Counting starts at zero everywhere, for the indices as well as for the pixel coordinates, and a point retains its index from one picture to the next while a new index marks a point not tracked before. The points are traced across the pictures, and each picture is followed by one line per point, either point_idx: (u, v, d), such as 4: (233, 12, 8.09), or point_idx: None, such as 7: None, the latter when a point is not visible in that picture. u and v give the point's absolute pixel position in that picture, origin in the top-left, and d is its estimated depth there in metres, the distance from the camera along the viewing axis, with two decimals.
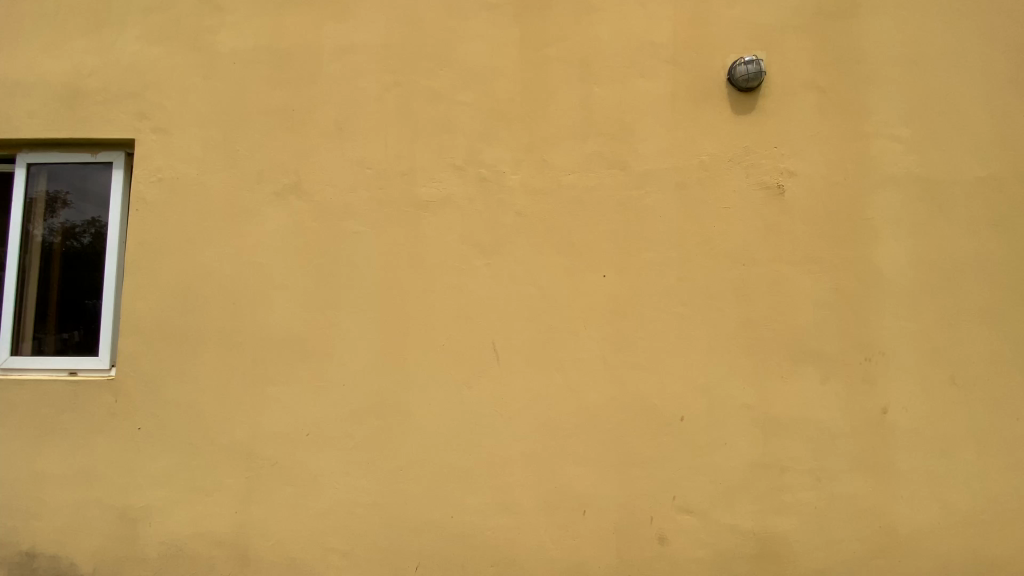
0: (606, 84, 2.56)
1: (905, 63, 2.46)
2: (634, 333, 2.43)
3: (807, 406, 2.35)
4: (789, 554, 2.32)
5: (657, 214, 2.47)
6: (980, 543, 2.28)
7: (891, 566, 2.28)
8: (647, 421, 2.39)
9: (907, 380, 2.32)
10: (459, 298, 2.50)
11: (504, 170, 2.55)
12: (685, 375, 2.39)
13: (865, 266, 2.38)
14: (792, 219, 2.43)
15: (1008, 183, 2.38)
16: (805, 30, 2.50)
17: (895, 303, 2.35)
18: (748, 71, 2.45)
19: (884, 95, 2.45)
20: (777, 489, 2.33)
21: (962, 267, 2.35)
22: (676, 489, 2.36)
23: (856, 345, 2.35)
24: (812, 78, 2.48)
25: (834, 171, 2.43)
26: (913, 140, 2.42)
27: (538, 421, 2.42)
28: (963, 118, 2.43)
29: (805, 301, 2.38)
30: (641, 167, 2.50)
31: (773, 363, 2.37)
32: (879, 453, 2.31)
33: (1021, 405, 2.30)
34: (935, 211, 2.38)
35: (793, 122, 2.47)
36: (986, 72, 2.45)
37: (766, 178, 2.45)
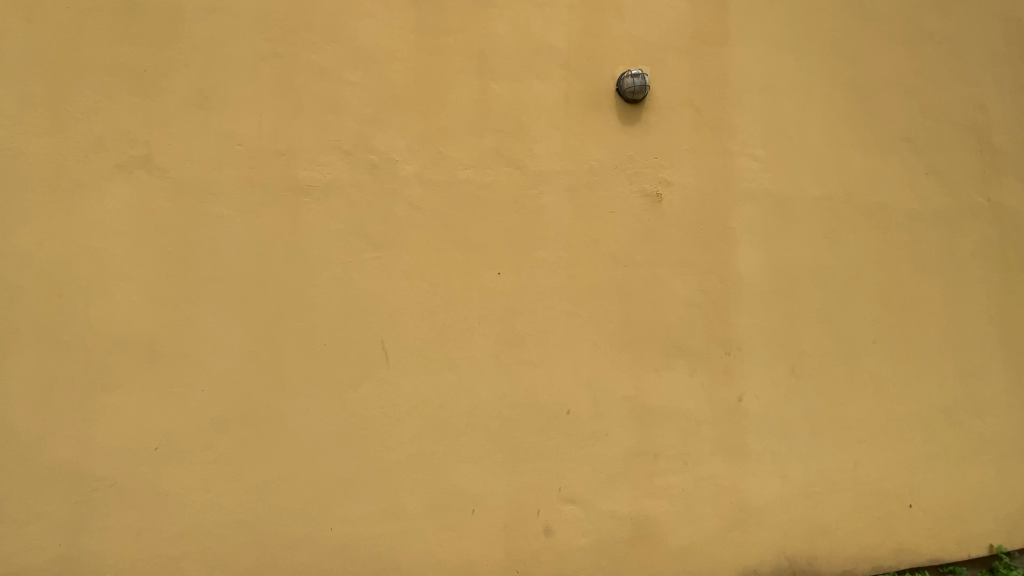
0: (503, 80, 2.54)
1: (763, 91, 2.77)
2: (526, 330, 2.45)
3: (679, 397, 2.55)
4: (661, 535, 2.50)
5: (549, 214, 2.52)
6: (812, 511, 2.63)
7: (743, 536, 2.56)
8: (536, 417, 2.42)
9: (759, 371, 2.63)
10: (344, 293, 2.32)
11: (396, 159, 2.41)
12: (572, 371, 2.47)
13: (728, 270, 2.64)
14: (669, 224, 2.61)
15: (836, 202, 2.79)
16: (684, 51, 2.71)
17: (750, 304, 2.65)
18: (635, 84, 2.59)
19: (746, 118, 2.74)
20: (651, 474, 2.50)
21: (802, 273, 2.71)
22: (562, 481, 2.43)
23: (719, 340, 2.61)
24: (688, 97, 2.70)
25: (705, 183, 2.67)
26: (767, 160, 2.74)
27: (427, 421, 2.34)
28: (807, 144, 2.79)
29: (678, 300, 2.59)
30: (535, 167, 2.53)
31: (650, 358, 2.54)
32: (736, 437, 2.59)
33: (842, 390, 2.71)
34: (783, 223, 2.72)
35: (672, 135, 2.67)
36: (823, 106, 2.84)
37: (648, 186, 2.62)
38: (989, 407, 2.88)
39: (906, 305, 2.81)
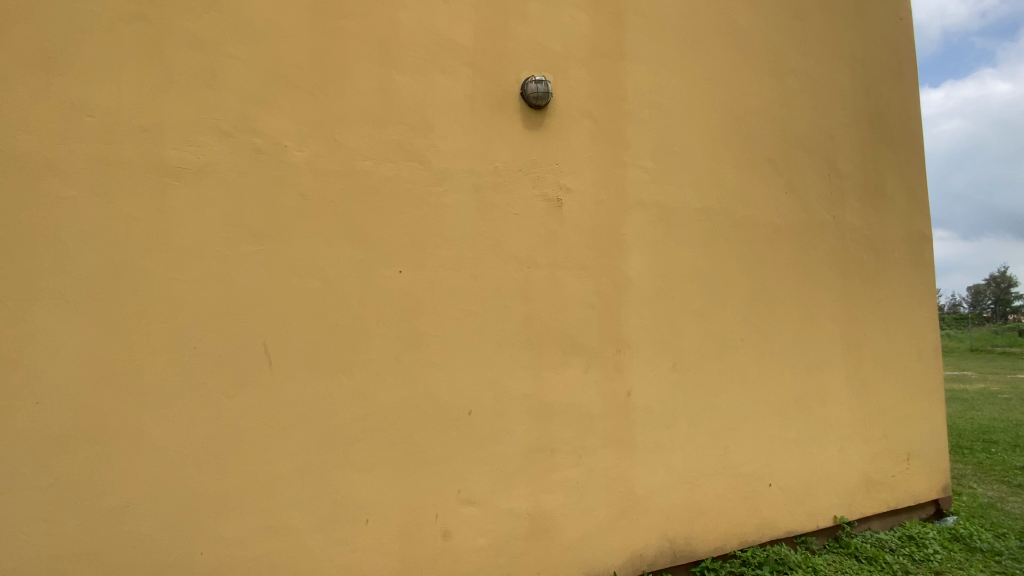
0: (406, 72, 2.46)
1: (655, 107, 2.97)
2: (425, 330, 2.38)
3: (575, 394, 2.64)
4: (557, 529, 2.56)
5: (451, 212, 2.48)
6: (692, 495, 2.86)
7: (633, 524, 2.71)
8: (435, 420, 2.37)
9: (647, 368, 2.81)
10: (220, 289, 2.09)
11: (286, 145, 2.23)
12: (473, 372, 2.45)
13: (621, 273, 2.79)
14: (568, 228, 2.70)
15: (715, 213, 3.06)
16: (586, 63, 2.82)
17: (640, 305, 2.82)
18: (538, 90, 2.64)
19: (640, 131, 2.92)
20: (548, 470, 2.56)
21: (685, 277, 2.95)
22: (460, 483, 2.40)
23: (613, 339, 2.74)
24: (588, 107, 2.81)
25: (602, 190, 2.80)
26: (657, 171, 2.94)
27: (316, 428, 2.18)
28: (691, 159, 3.04)
29: (576, 301, 2.68)
30: (438, 164, 2.47)
31: (549, 357, 2.60)
32: (626, 431, 2.74)
33: (718, 384, 2.98)
34: (670, 231, 2.93)
35: (573, 142, 2.76)
36: (706, 126, 3.11)
37: (549, 190, 2.68)
38: (833, 396, 3.34)
39: (769, 307, 3.17)
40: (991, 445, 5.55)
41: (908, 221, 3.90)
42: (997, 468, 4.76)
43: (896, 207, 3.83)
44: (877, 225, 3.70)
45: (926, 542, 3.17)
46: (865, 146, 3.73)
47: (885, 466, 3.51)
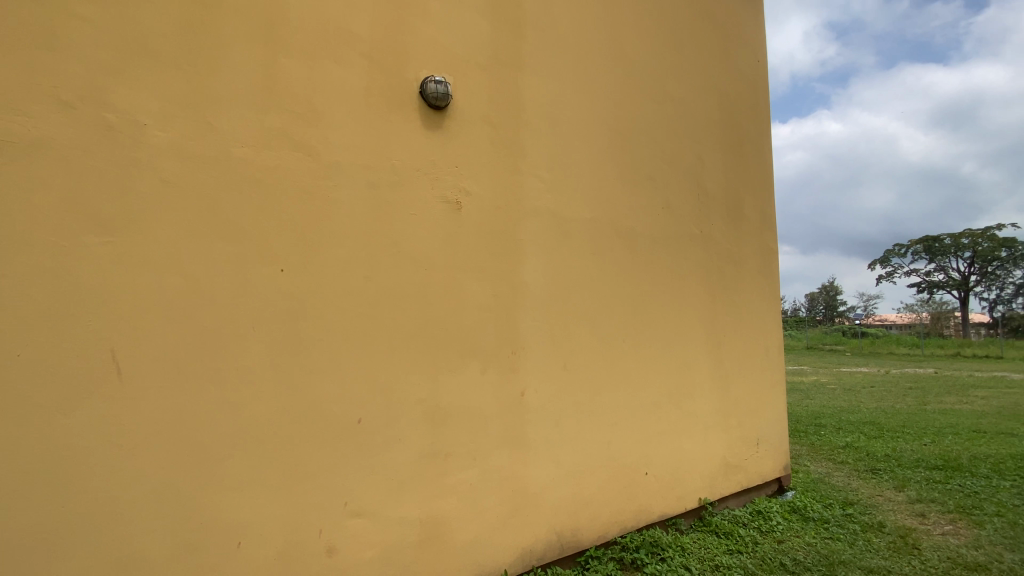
0: (294, 57, 2.29)
1: (550, 119, 3.10)
2: (311, 334, 2.24)
3: (470, 397, 2.65)
4: (448, 533, 2.54)
5: (343, 209, 2.36)
6: (579, 489, 3.01)
7: (524, 521, 2.79)
8: (321, 429, 2.23)
9: (539, 370, 2.91)
10: (55, 285, 1.77)
11: (146, 124, 1.97)
12: (363, 376, 2.35)
13: (516, 277, 2.86)
14: (466, 231, 2.71)
15: (603, 223, 3.27)
16: (486, 69, 2.85)
17: (534, 309, 2.92)
18: (438, 90, 2.62)
19: (536, 140, 3.03)
20: (442, 475, 2.53)
21: (576, 282, 3.10)
22: (347, 493, 2.28)
23: (508, 342, 2.80)
24: (487, 112, 2.84)
25: (499, 195, 2.85)
26: (552, 180, 3.07)
27: (179, 444, 1.94)
28: (583, 171, 3.22)
29: (472, 304, 2.69)
30: (328, 157, 2.34)
31: (445, 360, 2.58)
32: (519, 431, 2.81)
33: (603, 382, 3.18)
34: (562, 238, 3.07)
35: (472, 145, 2.77)
36: (596, 140, 3.31)
37: (448, 193, 2.67)
38: (699, 391, 3.74)
39: (648, 311, 3.47)
40: (820, 428, 6.59)
41: (760, 237, 4.50)
42: (823, 447, 5.66)
43: (751, 224, 4.40)
44: (736, 240, 4.22)
45: (770, 515, 3.67)
46: (728, 169, 4.23)
47: (740, 451, 4.00)
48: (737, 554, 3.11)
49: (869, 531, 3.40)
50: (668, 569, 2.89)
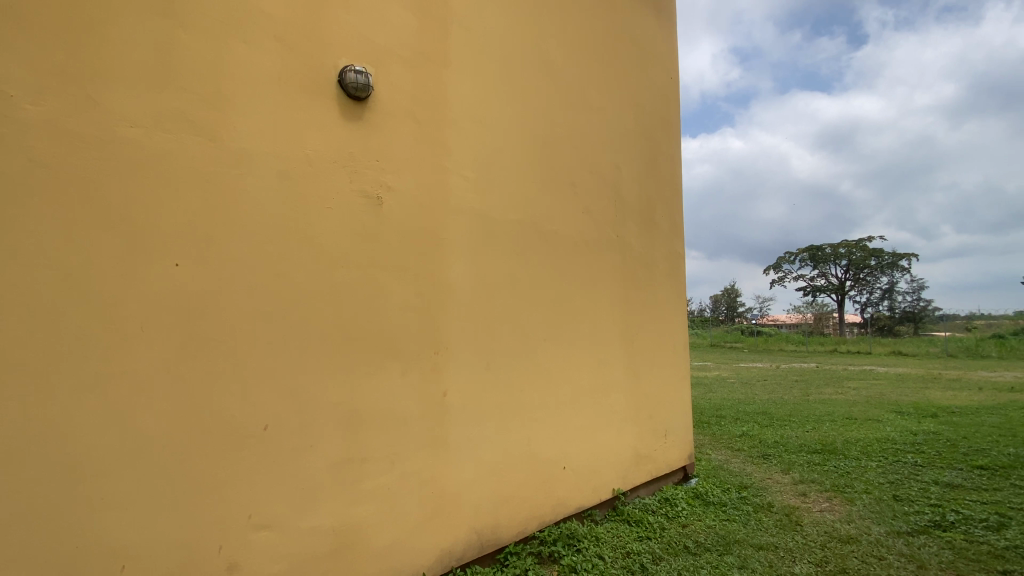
0: (196, 32, 2.09)
1: (476, 119, 3.09)
2: (213, 334, 2.06)
3: (389, 399, 2.57)
4: (365, 540, 2.45)
5: (251, 201, 2.20)
6: (499, 487, 3.04)
7: (444, 523, 2.76)
8: (222, 437, 2.06)
9: (461, 369, 2.89)
10: None
11: (8, 93, 1.71)
12: (272, 379, 2.20)
13: (439, 276, 2.83)
14: (387, 228, 2.63)
15: (526, 224, 3.33)
16: (410, 63, 2.78)
17: (457, 308, 2.90)
18: (358, 81, 2.52)
19: (460, 140, 3.01)
20: (358, 480, 2.44)
21: (498, 281, 3.13)
22: (252, 505, 2.12)
23: (429, 342, 2.76)
24: (411, 107, 2.78)
25: (422, 192, 2.79)
26: (476, 181, 3.06)
27: (48, 460, 1.70)
28: (507, 172, 3.25)
29: (392, 303, 2.62)
30: (235, 144, 2.17)
31: (362, 362, 2.49)
32: (439, 432, 2.77)
33: (524, 381, 3.23)
34: (486, 238, 3.08)
35: (394, 141, 2.69)
36: (520, 143, 3.36)
37: (368, 188, 2.58)
38: (614, 388, 3.92)
39: (568, 311, 3.58)
40: (720, 419, 7.16)
41: (670, 243, 4.81)
42: (723, 436, 6.16)
43: (662, 230, 4.69)
44: (649, 245, 4.49)
45: (676, 501, 3.93)
46: (643, 177, 4.48)
47: (650, 443, 4.25)
48: (646, 540, 3.30)
49: (760, 511, 3.76)
50: (584, 559, 3.00)
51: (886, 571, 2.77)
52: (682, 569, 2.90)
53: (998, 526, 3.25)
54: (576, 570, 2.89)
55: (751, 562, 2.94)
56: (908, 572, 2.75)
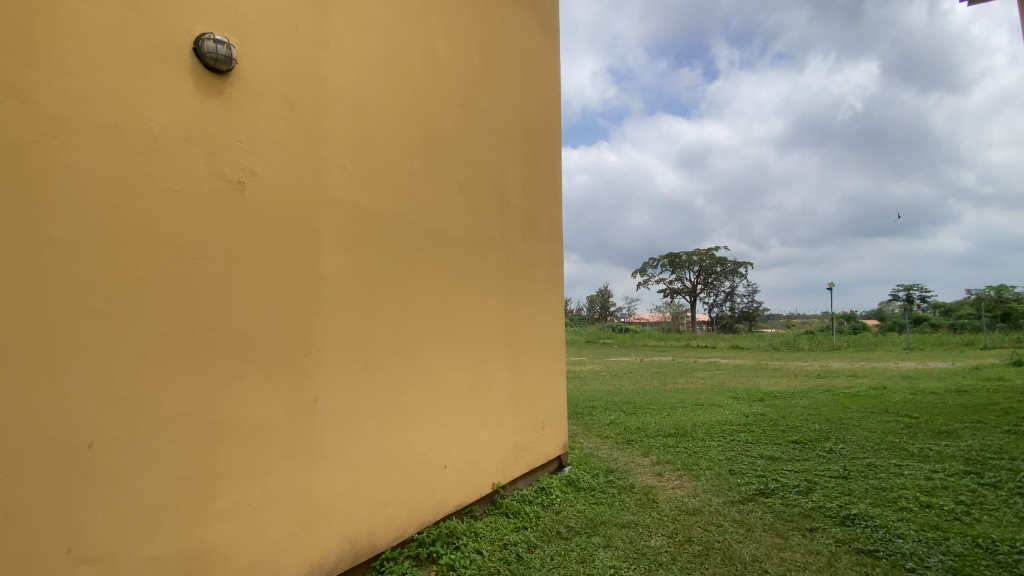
0: None
1: (355, 107, 2.93)
2: (15, 335, 1.69)
3: (249, 405, 2.34)
4: (218, 564, 2.19)
5: (73, 176, 1.85)
6: (376, 492, 2.92)
7: (313, 536, 2.57)
8: (28, 459, 1.70)
9: (335, 371, 2.72)
10: None
11: None
12: (99, 388, 1.87)
13: (311, 271, 2.63)
14: (249, 216, 2.38)
15: (408, 220, 3.24)
16: (282, 39, 2.55)
17: (331, 306, 2.72)
18: (217, 52, 2.24)
19: (338, 127, 2.83)
20: (211, 498, 2.18)
21: (378, 278, 3.00)
22: (70, 537, 1.79)
23: (298, 342, 2.55)
24: (281, 87, 2.55)
25: (292, 180, 2.58)
26: (355, 172, 2.91)
27: None
28: (389, 166, 3.13)
29: (255, 300, 2.38)
30: (51, 107, 1.80)
31: (217, 365, 2.23)
32: (309, 438, 2.58)
33: (404, 382, 3.14)
34: (365, 232, 2.94)
35: (260, 121, 2.45)
36: (404, 137, 3.26)
37: (227, 170, 2.31)
38: (495, 384, 4.00)
39: (450, 309, 3.56)
40: (592, 410, 7.70)
41: (550, 245, 5.04)
42: (594, 426, 6.63)
43: (542, 232, 4.89)
44: (530, 246, 4.65)
45: (551, 490, 4.14)
46: (526, 181, 4.64)
47: (528, 436, 4.42)
48: (523, 530, 3.43)
49: (624, 493, 4.12)
50: (461, 556, 3.02)
51: (722, 536, 3.20)
52: (554, 554, 3.06)
53: (804, 489, 3.93)
54: (454, 567, 2.91)
55: (614, 541, 3.20)
56: (739, 535, 3.21)
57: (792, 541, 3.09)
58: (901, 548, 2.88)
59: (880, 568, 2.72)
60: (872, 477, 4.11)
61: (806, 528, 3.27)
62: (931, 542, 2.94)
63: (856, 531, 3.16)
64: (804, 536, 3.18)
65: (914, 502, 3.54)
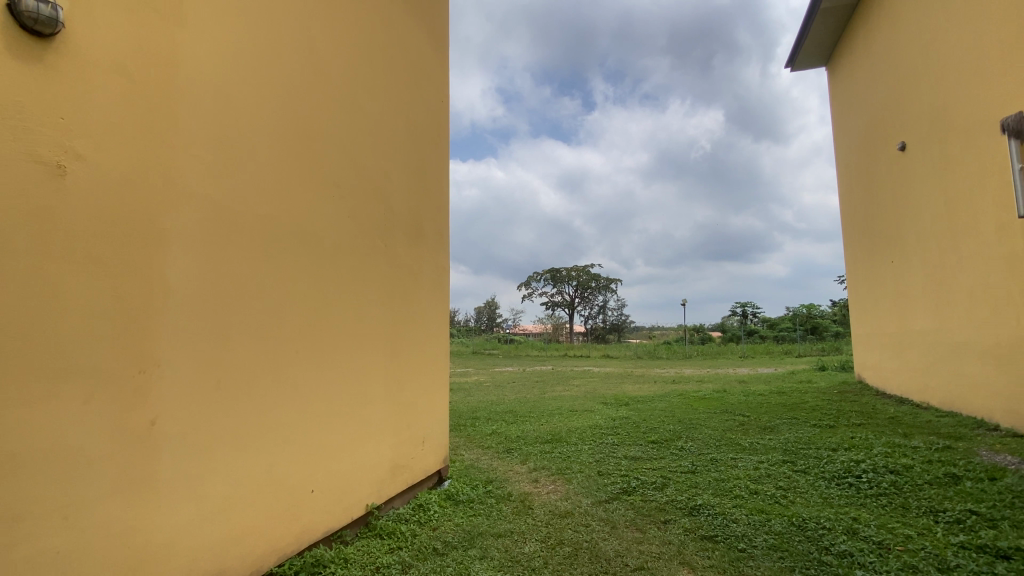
0: None
1: (217, 95, 2.64)
2: None
3: (61, 433, 1.94)
4: None
5: None
6: (228, 525, 2.59)
7: None
8: None
9: (180, 390, 2.38)
10: None
11: None
12: None
13: (152, 275, 2.28)
14: (72, 208, 2.00)
15: (276, 223, 2.98)
16: (126, 6, 2.20)
17: (176, 316, 2.38)
18: (40, 12, 1.89)
19: (194, 114, 2.52)
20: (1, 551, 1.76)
21: (237, 285, 2.70)
22: None
23: (132, 357, 2.19)
24: (124, 62, 2.20)
25: (132, 170, 2.23)
26: (214, 166, 2.60)
27: None
28: (255, 162, 2.86)
29: (75, 307, 2.00)
30: None
31: (17, 384, 1.82)
32: (144, 468, 2.21)
33: (266, 400, 2.86)
34: (223, 233, 2.64)
35: (91, 98, 2.09)
36: (274, 132, 3.01)
37: (43, 152, 1.93)
38: (372, 399, 3.83)
39: (323, 319, 3.33)
40: (474, 421, 7.74)
41: (435, 255, 4.99)
42: (475, 437, 6.67)
43: (427, 243, 4.83)
44: (414, 256, 4.56)
45: (429, 506, 4.05)
46: (411, 189, 4.55)
47: (407, 452, 4.28)
48: (398, 551, 3.30)
49: (501, 502, 4.18)
50: None
51: (590, 535, 3.41)
52: (430, 572, 2.99)
53: (660, 485, 4.35)
54: None
55: (490, 551, 3.23)
56: (604, 533, 3.44)
57: (649, 534, 3.39)
58: (735, 532, 3.32)
59: (718, 551, 3.10)
60: (714, 470, 4.69)
61: (661, 521, 3.61)
62: (758, 524, 3.43)
63: (700, 520, 3.57)
64: (659, 528, 3.51)
65: (746, 490, 4.11)
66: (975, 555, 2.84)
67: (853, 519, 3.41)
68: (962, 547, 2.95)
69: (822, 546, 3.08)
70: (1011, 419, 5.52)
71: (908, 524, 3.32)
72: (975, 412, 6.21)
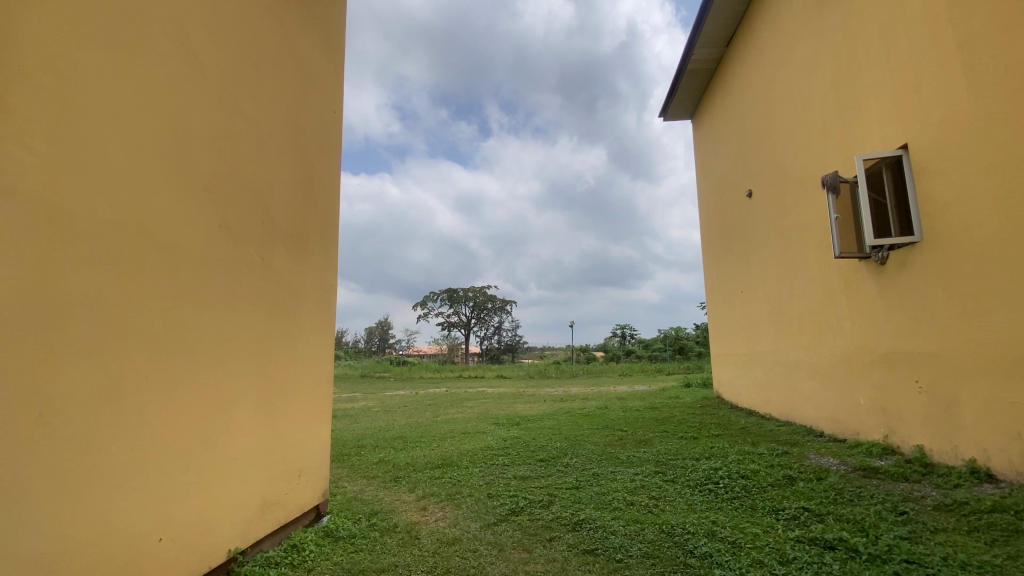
0: None
1: (60, 81, 2.26)
2: None
3: None
4: None
5: None
6: None
7: None
8: None
9: None
10: None
11: None
12: None
13: None
14: None
15: (127, 231, 2.60)
16: None
17: None
18: None
19: (26, 101, 2.13)
20: None
21: (72, 299, 2.29)
22: None
23: None
24: None
25: None
26: (49, 162, 2.21)
27: None
28: (105, 161, 2.48)
29: None
30: None
31: None
32: None
33: (105, 435, 2.43)
34: (56, 240, 2.24)
35: None
36: (133, 129, 2.65)
37: None
38: (239, 430, 3.46)
39: (182, 341, 2.95)
40: (359, 450, 7.32)
41: (320, 273, 4.71)
42: (360, 467, 6.29)
43: (312, 259, 4.54)
44: (296, 273, 4.25)
45: (304, 546, 3.71)
46: (294, 202, 4.26)
47: (280, 488, 3.91)
48: None
49: (386, 534, 3.98)
50: None
51: (477, 560, 3.38)
52: None
53: (546, 502, 4.48)
54: None
55: None
56: (492, 557, 3.43)
57: (534, 553, 3.45)
58: (614, 543, 3.51)
59: (598, 564, 3.25)
60: (596, 485, 4.93)
61: (546, 539, 3.71)
62: (633, 533, 3.67)
63: (583, 534, 3.72)
64: (544, 546, 3.59)
65: (623, 502, 4.38)
66: (808, 547, 3.31)
67: (712, 522, 3.81)
68: (798, 540, 3.42)
69: (687, 549, 3.37)
70: (831, 425, 6.59)
71: (756, 523, 3.79)
72: (805, 420, 7.31)
